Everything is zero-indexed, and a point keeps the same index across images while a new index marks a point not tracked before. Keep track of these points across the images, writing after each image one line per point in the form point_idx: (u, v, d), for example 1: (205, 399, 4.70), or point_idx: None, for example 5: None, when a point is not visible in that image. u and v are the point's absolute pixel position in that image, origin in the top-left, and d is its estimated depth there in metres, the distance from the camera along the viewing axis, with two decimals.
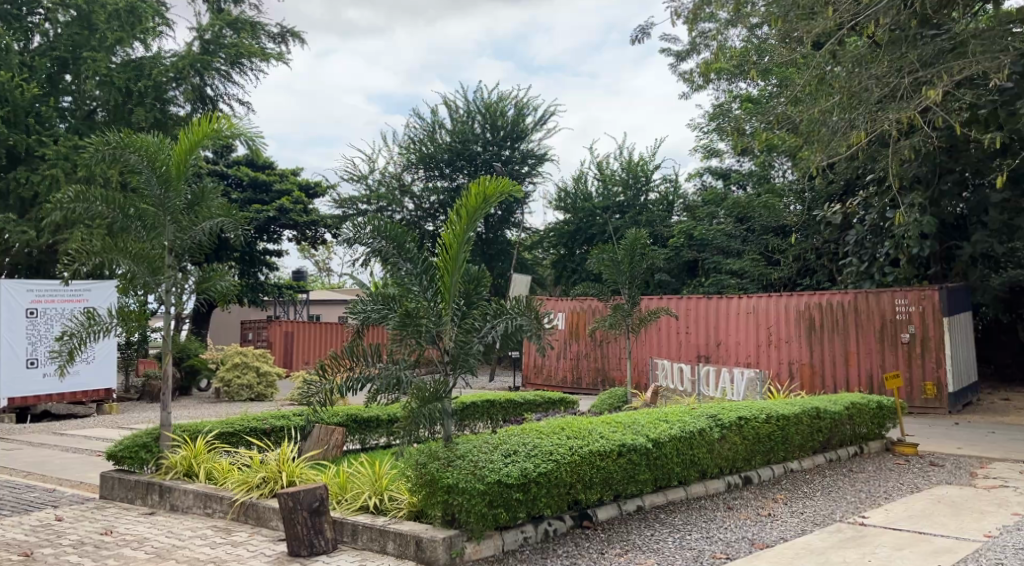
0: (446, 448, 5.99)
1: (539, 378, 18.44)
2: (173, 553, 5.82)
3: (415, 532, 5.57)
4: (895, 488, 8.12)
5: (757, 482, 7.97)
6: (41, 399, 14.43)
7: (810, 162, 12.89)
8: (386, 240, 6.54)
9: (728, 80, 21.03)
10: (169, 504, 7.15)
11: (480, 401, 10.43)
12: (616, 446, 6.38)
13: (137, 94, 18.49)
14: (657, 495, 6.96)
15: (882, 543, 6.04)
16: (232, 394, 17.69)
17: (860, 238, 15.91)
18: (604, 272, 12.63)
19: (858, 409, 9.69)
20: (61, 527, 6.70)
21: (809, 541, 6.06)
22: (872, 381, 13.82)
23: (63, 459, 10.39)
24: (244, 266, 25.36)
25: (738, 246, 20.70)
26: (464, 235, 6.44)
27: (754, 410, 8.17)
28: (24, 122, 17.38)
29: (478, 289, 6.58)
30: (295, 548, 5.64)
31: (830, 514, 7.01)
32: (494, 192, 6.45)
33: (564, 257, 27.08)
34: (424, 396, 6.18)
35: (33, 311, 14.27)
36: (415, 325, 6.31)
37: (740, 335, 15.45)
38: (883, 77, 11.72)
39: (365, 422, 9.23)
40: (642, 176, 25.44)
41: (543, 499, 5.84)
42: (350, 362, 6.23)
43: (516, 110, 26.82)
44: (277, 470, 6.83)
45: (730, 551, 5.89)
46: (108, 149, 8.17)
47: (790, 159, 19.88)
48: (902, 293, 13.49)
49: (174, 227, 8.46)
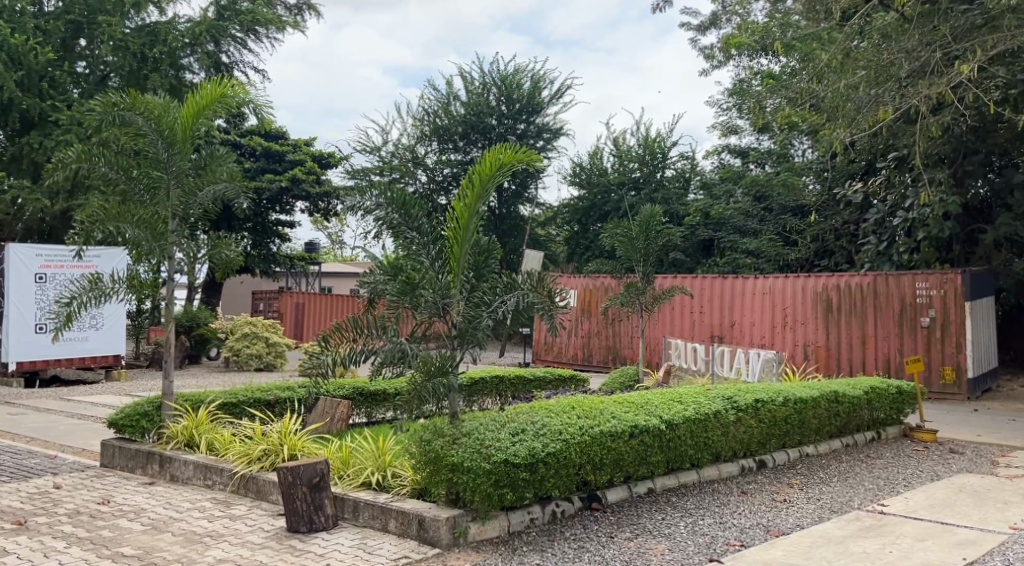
0: (452, 424, 5.78)
1: (549, 355, 18.23)
2: (169, 525, 5.65)
3: (418, 511, 5.38)
4: (914, 475, 7.87)
5: (771, 466, 7.76)
6: (50, 364, 14.40)
7: (832, 138, 12.52)
8: (394, 210, 6.28)
9: (749, 55, 20.61)
10: (169, 475, 7.00)
11: (489, 377, 10.25)
12: (628, 427, 6.15)
13: (153, 60, 18.17)
14: (669, 477, 6.74)
15: (904, 533, 5.80)
16: (241, 363, 17.58)
17: (880, 218, 15.57)
18: (618, 248, 12.35)
19: (877, 393, 9.46)
20: (58, 495, 6.56)
21: (827, 529, 5.83)
22: (889, 364, 13.53)
23: (66, 425, 10.29)
24: (256, 236, 25.24)
25: (755, 226, 20.35)
26: (476, 204, 6.23)
27: (771, 393, 7.92)
28: (37, 87, 17.17)
29: (488, 259, 6.38)
30: (294, 523, 5.46)
31: (848, 502, 6.78)
32: (512, 159, 6.16)
33: (578, 234, 26.75)
34: (429, 369, 5.95)
35: (42, 275, 14.14)
36: (418, 295, 6.07)
37: (755, 315, 15.18)
38: (913, 51, 11.31)
39: (371, 396, 9.06)
40: (659, 152, 25.13)
41: (550, 480, 5.63)
42: (353, 333, 6.01)
43: (531, 83, 26.43)
44: (279, 443, 6.66)
45: (745, 538, 5.66)
46: (112, 110, 7.94)
47: (810, 137, 19.50)
48: (924, 275, 13.15)
49: (179, 191, 8.25)
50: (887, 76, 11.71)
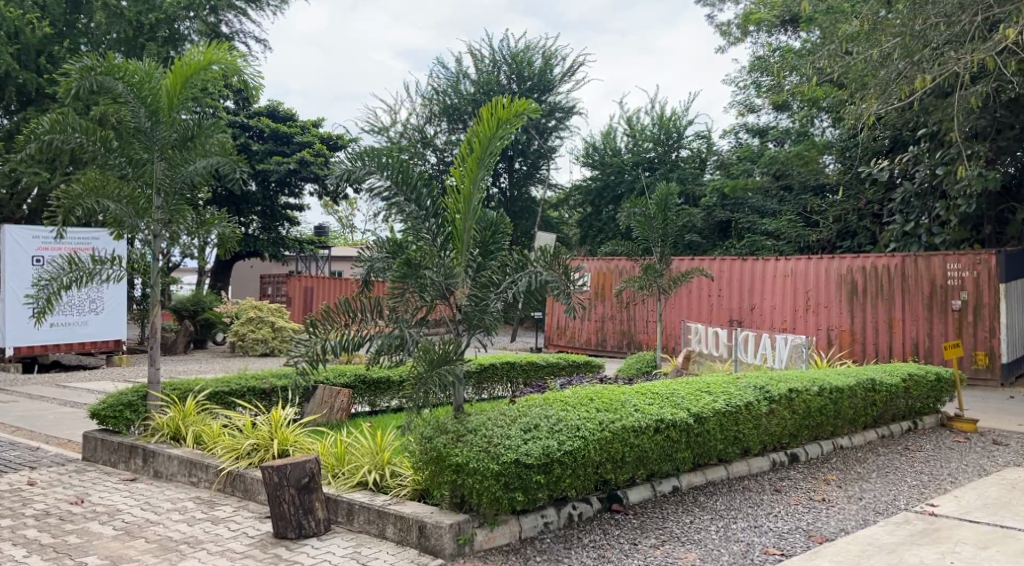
0: (456, 420, 5.22)
1: (562, 340, 17.66)
2: (144, 530, 5.09)
3: (418, 516, 4.82)
4: (960, 470, 7.24)
5: (804, 460, 7.18)
6: (49, 349, 13.94)
7: (863, 110, 11.79)
8: (393, 179, 5.70)
9: (768, 30, 19.89)
10: (153, 471, 6.45)
11: (499, 362, 9.68)
12: (653, 421, 5.56)
13: (149, 28, 17.01)
14: (696, 474, 6.16)
15: (963, 539, 5.20)
16: (246, 349, 17.06)
17: (906, 197, 14.85)
18: (636, 229, 11.70)
19: (915, 380, 8.82)
20: (31, 493, 6.02)
21: (876, 535, 5.22)
22: (918, 348, 12.86)
23: (55, 414, 9.77)
24: (264, 220, 24.86)
25: (774, 206, 19.80)
26: (477, 171, 5.64)
27: (805, 382, 7.31)
28: (33, 61, 16.32)
29: (496, 236, 5.77)
30: (281, 529, 4.91)
31: (893, 501, 6.16)
32: (509, 114, 5.57)
33: (590, 215, 26.02)
34: (432, 358, 5.36)
35: (39, 259, 13.59)
36: (422, 276, 5.51)
37: (777, 298, 14.53)
38: (950, 15, 10.64)
39: (374, 384, 8.46)
40: (674, 131, 24.46)
41: (567, 482, 5.04)
42: (346, 318, 5.47)
43: (543, 60, 25.65)
44: (269, 437, 6.12)
45: (784, 545, 5.06)
46: (87, 74, 7.33)
47: (831, 112, 18.79)
48: (955, 256, 12.46)
49: (164, 164, 7.65)
50: (921, 44, 10.99)
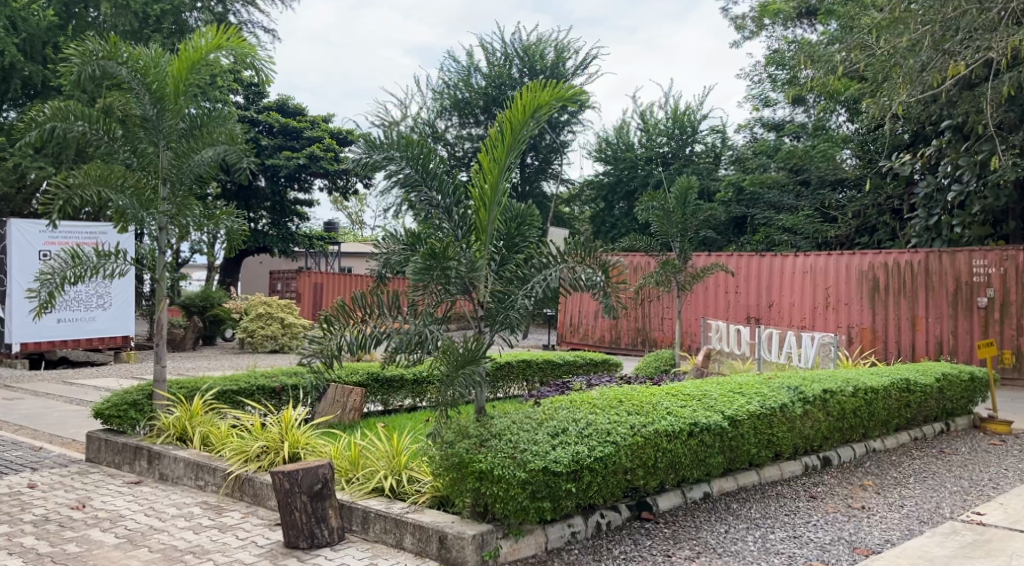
0: (478, 424, 4.92)
1: (576, 338, 17.32)
2: (148, 538, 4.81)
3: (439, 526, 4.52)
4: (1001, 476, 6.88)
5: (837, 464, 6.84)
6: (56, 345, 13.74)
7: (890, 100, 11.39)
8: (413, 168, 5.41)
9: (785, 22, 19.51)
10: (158, 474, 6.18)
11: (515, 361, 9.40)
12: (686, 425, 5.25)
13: (154, 19, 16.70)
14: (728, 480, 5.84)
15: (1018, 551, 4.87)
16: (255, 345, 16.81)
17: (930, 191, 14.45)
18: (654, 224, 11.37)
19: (949, 380, 8.48)
20: (31, 497, 5.75)
21: (926, 548, 4.88)
22: (944, 347, 12.48)
23: (59, 412, 9.52)
24: (274, 215, 24.61)
25: (791, 202, 19.42)
26: (505, 159, 5.32)
27: (839, 382, 6.99)
28: (40, 53, 16.11)
29: (523, 228, 5.50)
30: (292, 538, 4.62)
31: (937, 510, 5.82)
32: (548, 101, 5.22)
33: (603, 212, 25.65)
34: (455, 358, 5.04)
35: (46, 253, 13.36)
36: (448, 268, 5.15)
37: (796, 295, 14.17)
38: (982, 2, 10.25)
39: (387, 382, 8.16)
40: (689, 126, 24.17)
41: (596, 490, 4.73)
42: (362, 314, 5.19)
43: (555, 53, 25.30)
44: (280, 439, 5.83)
45: (829, 558, 4.74)
46: (90, 59, 7.05)
47: (850, 106, 18.41)
48: (982, 252, 12.11)
49: (171, 154, 7.36)
50: (952, 31, 10.61)
